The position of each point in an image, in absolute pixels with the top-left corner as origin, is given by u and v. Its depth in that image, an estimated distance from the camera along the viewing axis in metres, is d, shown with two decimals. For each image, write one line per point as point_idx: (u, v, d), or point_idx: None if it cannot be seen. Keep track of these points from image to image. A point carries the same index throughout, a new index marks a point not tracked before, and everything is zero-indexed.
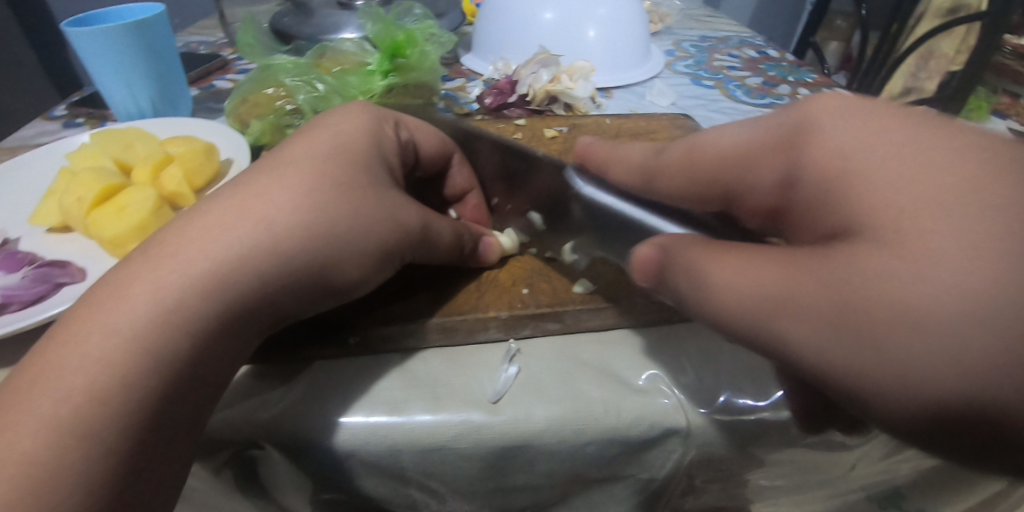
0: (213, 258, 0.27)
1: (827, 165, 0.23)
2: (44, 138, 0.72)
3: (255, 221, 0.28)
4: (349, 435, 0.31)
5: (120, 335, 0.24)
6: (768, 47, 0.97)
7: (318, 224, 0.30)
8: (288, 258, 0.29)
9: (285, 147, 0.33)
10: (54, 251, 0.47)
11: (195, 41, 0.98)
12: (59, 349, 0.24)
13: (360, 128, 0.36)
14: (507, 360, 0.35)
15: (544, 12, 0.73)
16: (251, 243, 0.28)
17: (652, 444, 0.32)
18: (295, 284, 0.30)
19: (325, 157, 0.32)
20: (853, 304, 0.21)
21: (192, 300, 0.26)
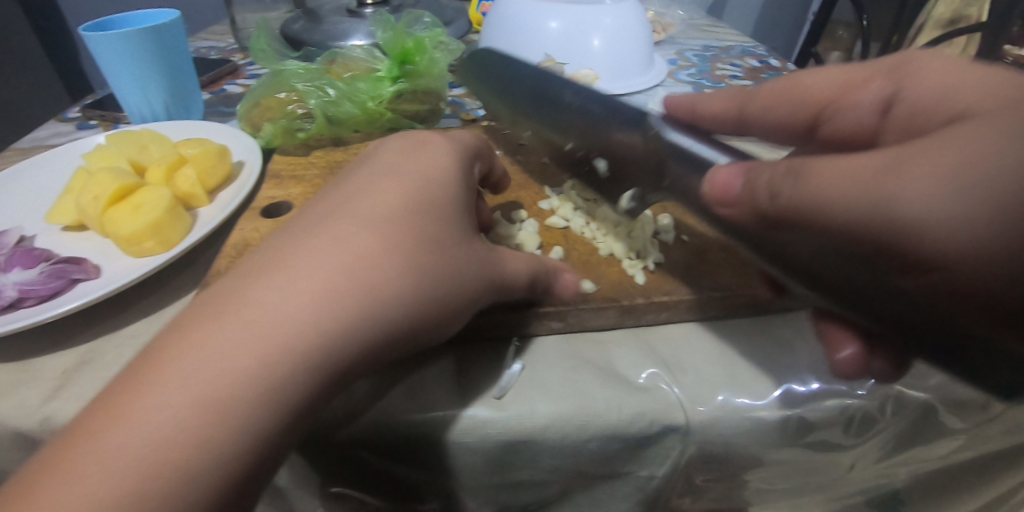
0: (326, 320, 0.26)
1: (937, 93, 0.30)
2: (58, 139, 0.74)
3: (359, 289, 0.27)
4: (349, 426, 0.32)
5: (278, 374, 0.25)
6: (771, 57, 0.98)
7: (372, 293, 0.27)
8: (352, 335, 0.27)
9: (351, 202, 0.31)
10: (71, 249, 0.48)
11: (206, 46, 1.00)
12: (185, 357, 0.24)
13: (446, 177, 0.35)
14: (512, 358, 0.36)
15: (548, 21, 0.75)
16: (307, 319, 0.26)
17: (651, 441, 0.33)
18: (391, 339, 0.29)
19: (406, 215, 0.31)
20: (886, 204, 0.25)
21: (301, 367, 0.25)
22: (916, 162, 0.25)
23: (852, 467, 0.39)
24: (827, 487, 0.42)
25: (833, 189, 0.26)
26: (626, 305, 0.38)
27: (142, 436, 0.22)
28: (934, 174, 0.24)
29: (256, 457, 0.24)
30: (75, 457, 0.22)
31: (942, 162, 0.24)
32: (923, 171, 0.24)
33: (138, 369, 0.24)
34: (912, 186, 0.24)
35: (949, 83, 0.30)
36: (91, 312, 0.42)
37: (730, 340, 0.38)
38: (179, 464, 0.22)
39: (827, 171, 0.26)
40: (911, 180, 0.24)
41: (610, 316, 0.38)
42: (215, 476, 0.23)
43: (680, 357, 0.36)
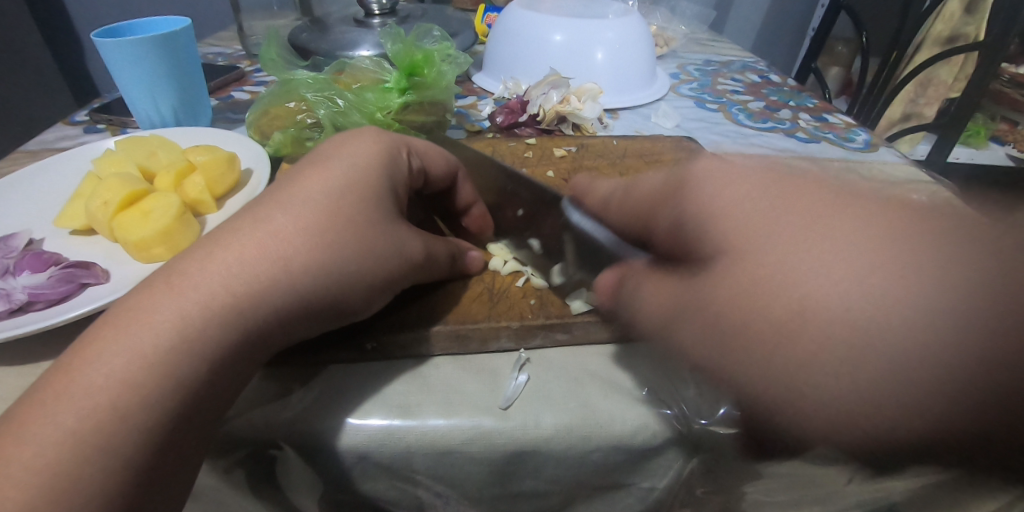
0: (239, 282, 0.29)
1: (700, 209, 0.20)
2: (65, 142, 0.74)
3: (270, 258, 0.30)
4: (360, 436, 0.32)
5: (199, 329, 0.27)
6: (771, 72, 1.00)
7: (299, 262, 0.30)
8: (272, 301, 0.29)
9: (286, 186, 0.34)
10: (79, 253, 0.49)
11: (213, 52, 1.01)
12: (111, 323, 0.26)
13: (373, 161, 0.37)
14: (517, 369, 0.37)
15: (553, 35, 0.76)
16: (209, 299, 0.28)
17: (654, 452, 0.34)
18: (303, 309, 0.31)
19: (338, 195, 0.33)
20: (731, 318, 0.17)
21: (224, 324, 0.28)
22: (833, 208, 0.15)
23: None
24: None
25: (657, 307, 0.21)
26: None
27: (88, 387, 0.24)
28: (840, 253, 0.14)
29: (195, 405, 0.27)
30: (50, 414, 0.24)
31: (727, 309, 0.17)
32: (826, 255, 0.14)
33: (82, 340, 0.26)
34: (816, 280, 0.14)
35: (729, 200, 0.18)
36: (97, 317, 0.43)
37: None
38: (113, 411, 0.24)
39: (647, 294, 0.22)
40: (809, 276, 0.15)
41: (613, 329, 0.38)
42: (147, 429, 0.25)
43: None
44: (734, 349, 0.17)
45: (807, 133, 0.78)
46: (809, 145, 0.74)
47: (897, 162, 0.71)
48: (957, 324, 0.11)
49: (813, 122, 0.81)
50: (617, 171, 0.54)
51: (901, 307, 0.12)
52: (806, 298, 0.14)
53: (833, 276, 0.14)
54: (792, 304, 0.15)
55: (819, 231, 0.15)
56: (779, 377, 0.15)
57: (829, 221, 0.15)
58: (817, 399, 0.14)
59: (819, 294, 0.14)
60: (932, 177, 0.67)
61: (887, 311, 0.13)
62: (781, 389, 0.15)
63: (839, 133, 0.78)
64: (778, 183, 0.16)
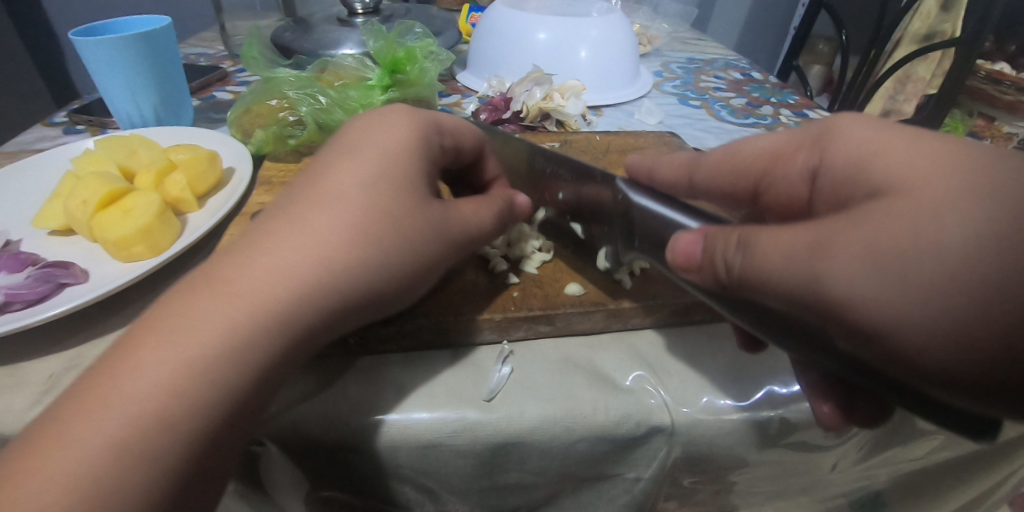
0: (294, 274, 0.29)
1: (864, 160, 0.26)
2: (44, 144, 0.73)
3: (321, 259, 0.29)
4: (347, 430, 0.32)
5: (244, 332, 0.27)
6: (753, 69, 1.01)
7: (357, 256, 0.30)
8: (334, 294, 0.30)
9: (321, 178, 0.33)
10: (58, 253, 0.48)
11: (196, 53, 1.00)
12: (164, 322, 0.26)
13: (404, 147, 0.36)
14: (501, 361, 0.36)
15: (537, 33, 0.77)
16: (270, 303, 0.28)
17: (639, 441, 0.34)
18: (347, 308, 0.31)
19: (373, 185, 0.33)
20: (818, 271, 0.24)
21: (279, 323, 0.28)
22: (945, 169, 0.23)
23: (832, 467, 0.42)
24: (810, 486, 0.45)
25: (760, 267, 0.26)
26: (613, 309, 0.38)
27: (130, 392, 0.24)
28: (950, 201, 0.22)
29: (230, 416, 0.26)
30: (91, 412, 0.24)
31: (840, 259, 0.23)
32: (941, 186, 0.23)
33: (129, 333, 0.26)
34: (925, 216, 0.22)
35: (881, 149, 0.26)
36: (77, 318, 0.42)
37: (721, 341, 0.39)
38: (160, 415, 0.24)
39: (770, 245, 0.26)
40: (921, 224, 0.22)
41: (597, 319, 0.39)
42: (187, 434, 0.24)
43: (664, 360, 0.37)
44: (819, 295, 0.24)
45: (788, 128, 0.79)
46: None
47: None
48: (991, 246, 0.21)
49: (793, 118, 0.83)
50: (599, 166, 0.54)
51: (986, 242, 0.21)
52: (924, 235, 0.22)
53: (952, 217, 0.22)
54: (885, 240, 0.22)
55: (965, 193, 0.22)
56: (880, 292, 0.22)
57: (925, 166, 0.24)
58: (891, 274, 0.22)
59: (930, 237, 0.22)
60: None
61: (978, 241, 0.21)
62: (881, 309, 0.22)
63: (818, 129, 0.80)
64: (900, 184, 0.24)
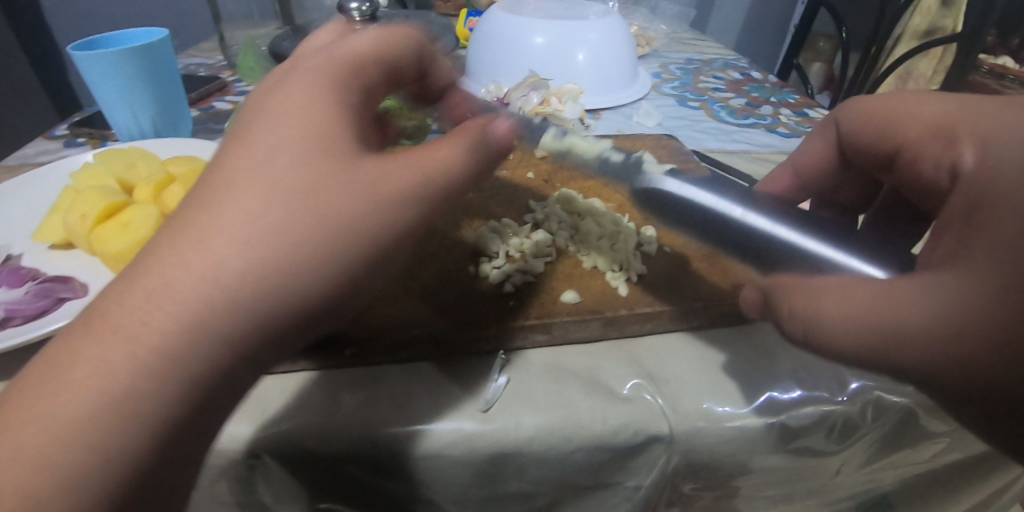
0: (254, 228, 0.24)
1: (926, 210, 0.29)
2: (45, 157, 0.73)
3: (316, 211, 0.26)
4: (352, 441, 0.32)
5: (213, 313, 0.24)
6: (752, 69, 1.01)
7: (272, 257, 0.25)
8: (250, 309, 0.24)
9: (221, 161, 0.26)
10: (57, 266, 0.48)
11: (196, 63, 1.01)
12: (54, 376, 0.23)
13: (315, 104, 0.28)
14: (498, 370, 0.36)
15: (534, 37, 0.77)
16: (160, 336, 0.23)
17: (638, 449, 0.34)
18: (269, 325, 0.26)
19: (274, 163, 0.26)
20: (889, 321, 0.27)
21: (263, 294, 0.25)
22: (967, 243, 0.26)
23: (838, 471, 0.42)
24: (817, 490, 0.45)
25: (838, 312, 0.29)
26: (609, 317, 0.38)
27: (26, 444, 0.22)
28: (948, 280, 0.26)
29: (217, 380, 0.25)
30: (53, 396, 0.22)
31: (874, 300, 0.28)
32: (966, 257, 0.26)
33: (26, 370, 0.23)
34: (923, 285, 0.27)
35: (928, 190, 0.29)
36: None
37: (720, 347, 0.39)
38: (127, 391, 0.22)
39: (829, 310, 0.29)
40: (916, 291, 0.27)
41: (594, 327, 0.38)
42: (159, 406, 0.23)
43: (663, 367, 0.37)
44: (888, 331, 0.28)
45: (788, 128, 0.79)
46: (791, 139, 0.76)
47: None
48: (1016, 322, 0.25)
49: (793, 117, 0.82)
50: None
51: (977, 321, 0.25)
52: (915, 303, 0.27)
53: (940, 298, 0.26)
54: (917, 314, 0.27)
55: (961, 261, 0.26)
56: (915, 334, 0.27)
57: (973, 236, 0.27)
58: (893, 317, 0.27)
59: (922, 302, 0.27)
60: None
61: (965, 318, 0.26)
62: (916, 351, 0.27)
63: None
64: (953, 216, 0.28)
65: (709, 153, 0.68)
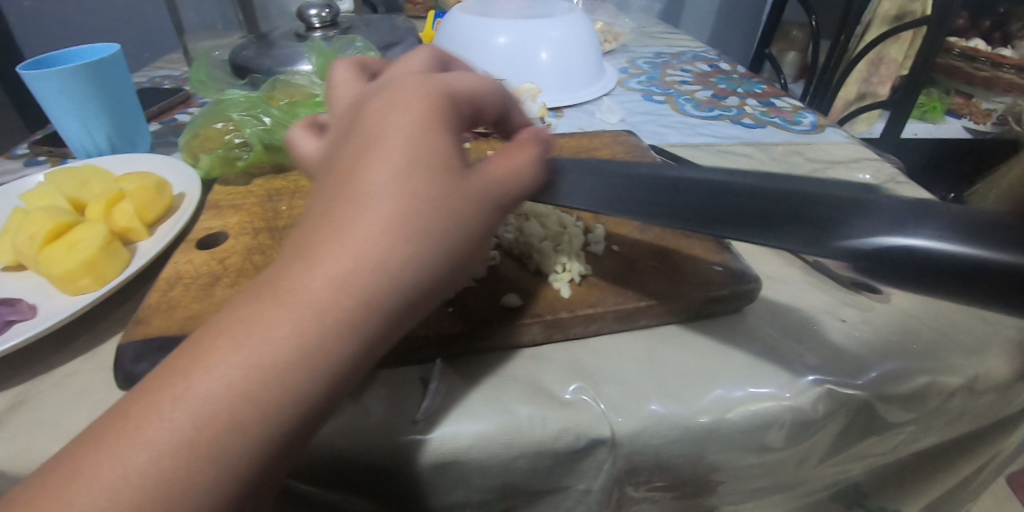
0: (378, 264, 0.22)
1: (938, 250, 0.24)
2: (4, 178, 0.72)
3: (380, 255, 0.22)
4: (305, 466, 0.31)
5: (275, 356, 0.21)
6: (721, 60, 1.01)
7: (337, 316, 0.22)
8: (308, 382, 0.21)
9: (321, 217, 0.23)
10: (7, 289, 0.48)
11: (160, 75, 0.99)
12: (80, 479, 0.19)
13: (436, 126, 0.25)
14: (435, 377, 0.36)
15: (496, 37, 0.76)
16: (199, 425, 0.20)
17: (580, 453, 0.34)
18: (337, 385, 0.23)
19: (395, 205, 0.23)
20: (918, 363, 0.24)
21: (369, 306, 0.22)
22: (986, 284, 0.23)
23: (799, 464, 0.42)
24: (783, 484, 0.44)
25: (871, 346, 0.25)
26: (549, 319, 0.38)
27: None
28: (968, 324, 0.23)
29: (304, 422, 0.22)
30: (101, 472, 0.19)
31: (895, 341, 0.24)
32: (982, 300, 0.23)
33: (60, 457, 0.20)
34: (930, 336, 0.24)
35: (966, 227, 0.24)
36: (22, 357, 0.41)
37: (662, 346, 0.39)
38: (197, 451, 0.20)
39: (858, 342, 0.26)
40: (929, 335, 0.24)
41: (535, 331, 0.38)
42: (239, 464, 0.20)
43: (606, 368, 0.37)
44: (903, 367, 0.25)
45: (754, 118, 0.79)
46: (755, 130, 0.76)
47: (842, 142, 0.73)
48: None
49: (760, 108, 0.82)
50: None
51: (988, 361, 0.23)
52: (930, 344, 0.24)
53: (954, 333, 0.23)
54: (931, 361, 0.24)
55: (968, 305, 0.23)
56: None
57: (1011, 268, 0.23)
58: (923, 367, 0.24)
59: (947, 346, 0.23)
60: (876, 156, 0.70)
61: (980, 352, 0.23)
62: None
63: (785, 117, 0.80)
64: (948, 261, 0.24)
65: (670, 148, 0.68)
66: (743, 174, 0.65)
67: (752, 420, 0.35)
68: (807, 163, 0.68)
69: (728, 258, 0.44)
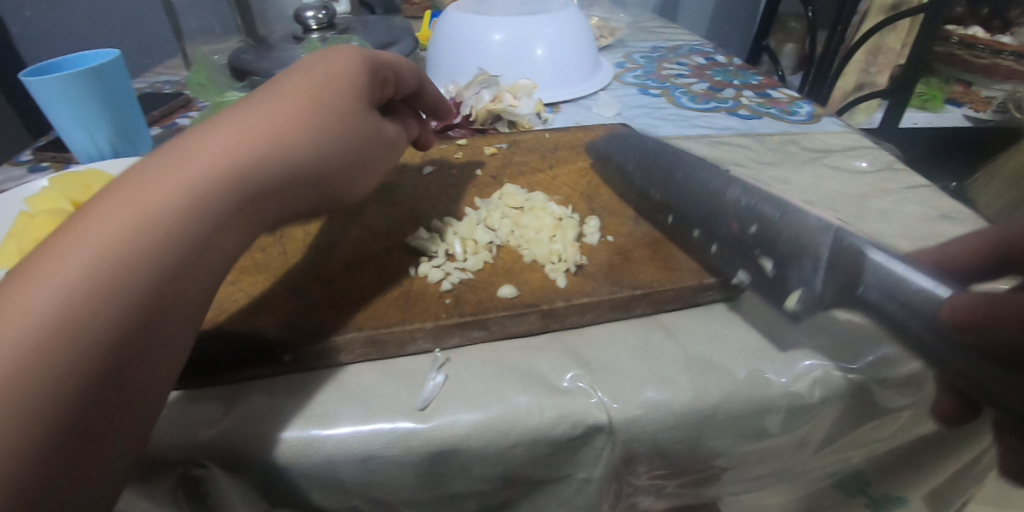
0: (214, 181, 0.29)
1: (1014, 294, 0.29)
2: (9, 184, 0.73)
3: (214, 174, 0.29)
4: (277, 448, 0.32)
5: (131, 234, 0.26)
6: (716, 53, 1.01)
7: (180, 213, 0.28)
8: (159, 263, 0.26)
9: (166, 155, 0.30)
10: None
11: (160, 81, 1.00)
12: None
13: (277, 105, 0.34)
14: (436, 369, 0.36)
15: (492, 34, 0.77)
16: (61, 297, 0.23)
17: (578, 440, 0.34)
18: (183, 283, 0.27)
19: (236, 147, 0.31)
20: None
21: (207, 210, 0.29)
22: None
23: (799, 450, 0.42)
24: (785, 472, 0.45)
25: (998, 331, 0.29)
26: (545, 309, 0.39)
27: None
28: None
29: (152, 312, 0.25)
30: None
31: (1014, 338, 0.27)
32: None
33: None
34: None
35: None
36: None
37: (660, 336, 0.39)
38: (44, 329, 0.22)
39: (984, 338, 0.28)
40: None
41: (532, 321, 0.39)
42: (103, 330, 0.23)
43: (602, 357, 0.37)
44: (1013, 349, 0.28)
45: (750, 109, 0.79)
46: (751, 122, 0.76)
47: (839, 131, 0.73)
48: None
49: (756, 99, 0.82)
50: (546, 164, 0.56)
51: None
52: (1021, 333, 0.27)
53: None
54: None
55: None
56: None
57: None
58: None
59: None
60: (873, 143, 0.70)
61: None
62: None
63: (781, 108, 0.80)
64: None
65: (666, 140, 0.69)
66: (739, 164, 0.65)
67: (751, 408, 0.35)
68: (804, 153, 0.69)
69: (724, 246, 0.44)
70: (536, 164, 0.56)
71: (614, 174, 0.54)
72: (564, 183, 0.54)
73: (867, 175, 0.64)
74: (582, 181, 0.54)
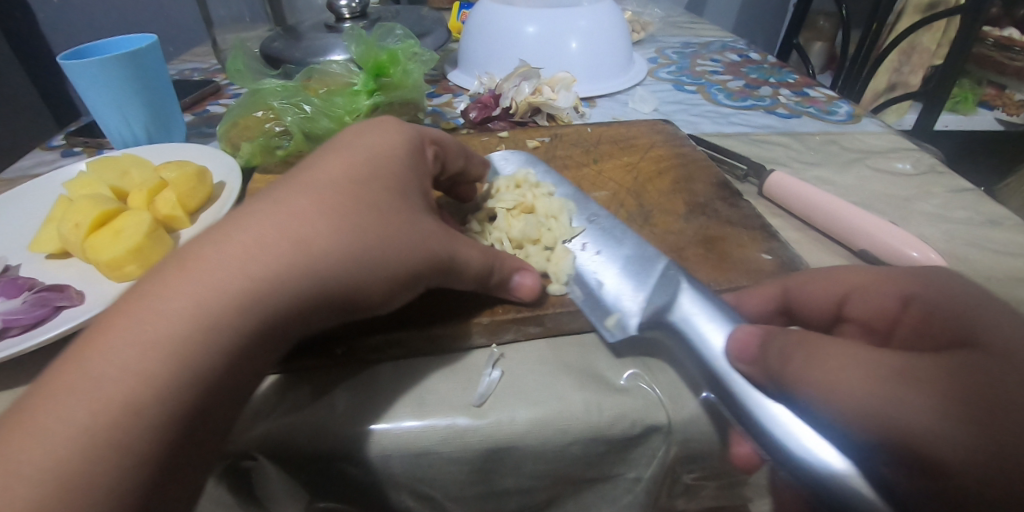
0: (256, 284, 0.26)
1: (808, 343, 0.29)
2: (43, 168, 0.74)
3: (256, 277, 0.26)
4: (385, 438, 0.32)
5: (201, 317, 0.24)
6: (750, 50, 0.99)
7: (216, 324, 0.24)
8: (201, 376, 0.24)
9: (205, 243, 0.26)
10: (54, 276, 0.48)
11: (189, 68, 1.00)
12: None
13: (325, 181, 0.30)
14: (491, 365, 0.36)
15: (526, 26, 0.75)
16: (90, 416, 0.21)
17: (635, 440, 0.33)
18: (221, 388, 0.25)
19: (284, 237, 0.27)
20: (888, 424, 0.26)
21: (242, 317, 0.25)
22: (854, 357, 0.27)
23: None
24: None
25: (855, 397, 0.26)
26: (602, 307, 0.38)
27: None
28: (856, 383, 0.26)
29: (192, 423, 0.24)
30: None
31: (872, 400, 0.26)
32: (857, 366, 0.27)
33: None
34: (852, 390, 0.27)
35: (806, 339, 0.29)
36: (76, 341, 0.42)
37: None
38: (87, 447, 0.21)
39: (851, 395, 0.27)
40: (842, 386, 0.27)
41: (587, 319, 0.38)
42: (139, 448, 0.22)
43: (660, 356, 0.37)
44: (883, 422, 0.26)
45: (788, 108, 0.78)
46: (789, 120, 0.74)
47: (879, 132, 0.71)
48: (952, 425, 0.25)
49: (793, 97, 0.81)
50: (589, 159, 0.55)
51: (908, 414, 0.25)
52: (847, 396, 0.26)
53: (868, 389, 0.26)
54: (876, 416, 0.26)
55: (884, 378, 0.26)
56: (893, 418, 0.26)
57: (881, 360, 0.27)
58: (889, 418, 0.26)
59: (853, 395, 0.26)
60: (915, 145, 0.68)
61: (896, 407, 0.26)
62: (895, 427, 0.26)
63: (819, 106, 0.78)
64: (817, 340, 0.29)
65: (705, 137, 0.68)
66: (779, 163, 0.64)
67: None
68: (845, 153, 0.67)
69: (776, 246, 0.43)
70: (579, 159, 0.55)
71: (659, 171, 0.53)
72: (610, 178, 0.52)
73: (910, 177, 0.62)
74: (627, 176, 0.52)
